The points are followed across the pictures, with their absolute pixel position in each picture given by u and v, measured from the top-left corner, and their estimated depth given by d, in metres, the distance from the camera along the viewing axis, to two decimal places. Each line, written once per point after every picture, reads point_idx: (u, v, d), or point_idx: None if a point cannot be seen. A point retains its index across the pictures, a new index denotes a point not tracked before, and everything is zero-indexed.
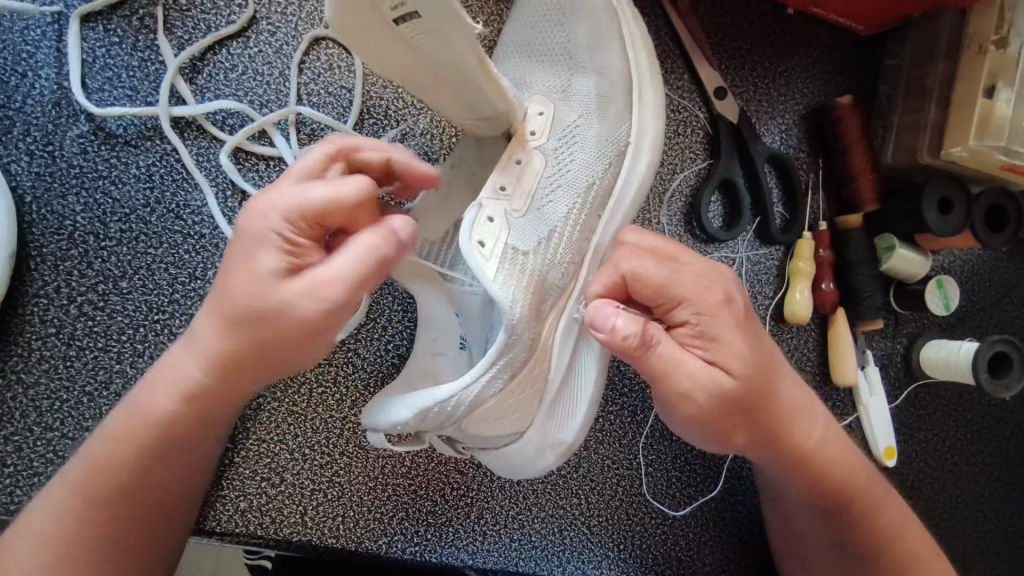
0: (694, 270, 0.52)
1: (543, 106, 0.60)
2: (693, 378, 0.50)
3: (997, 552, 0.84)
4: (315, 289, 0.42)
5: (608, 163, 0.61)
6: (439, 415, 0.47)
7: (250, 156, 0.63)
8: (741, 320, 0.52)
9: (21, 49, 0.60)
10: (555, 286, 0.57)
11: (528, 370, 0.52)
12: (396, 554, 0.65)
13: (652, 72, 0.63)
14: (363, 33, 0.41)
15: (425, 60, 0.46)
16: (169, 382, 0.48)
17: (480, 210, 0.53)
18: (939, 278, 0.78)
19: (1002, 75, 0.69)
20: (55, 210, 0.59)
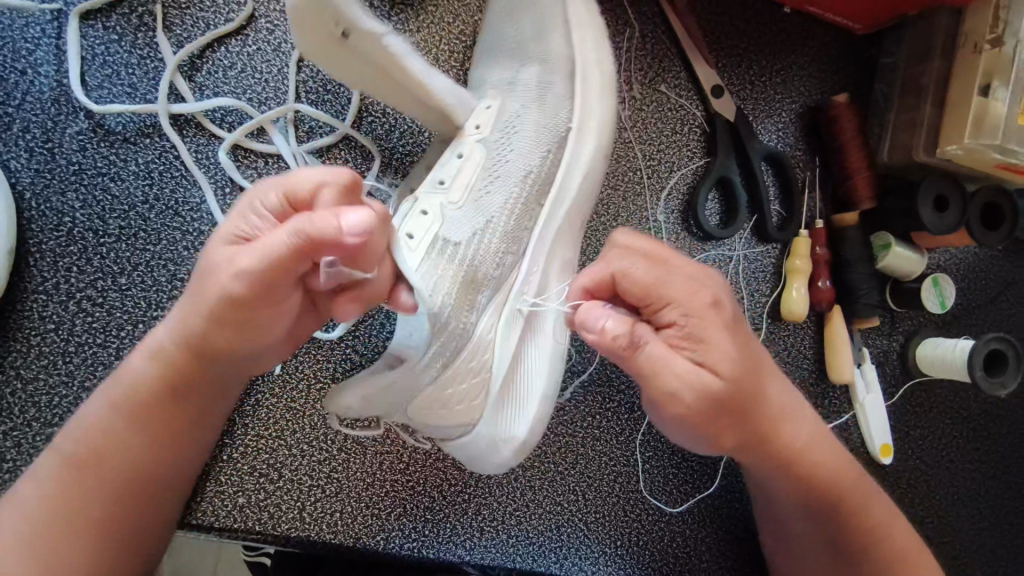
0: (686, 273, 0.52)
1: (490, 102, 0.63)
2: (683, 379, 0.49)
3: (993, 550, 0.84)
4: (240, 254, 0.42)
5: (549, 150, 0.62)
6: (383, 397, 0.50)
7: (248, 153, 0.63)
8: (730, 323, 0.51)
9: (20, 46, 0.60)
10: (489, 278, 0.57)
11: (468, 359, 0.54)
12: (394, 550, 0.65)
13: (601, 57, 0.64)
14: (322, 52, 0.52)
15: (365, 65, 0.53)
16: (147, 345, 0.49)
17: (414, 204, 0.55)
18: (935, 276, 0.79)
19: (998, 74, 0.69)
20: (54, 207, 0.59)
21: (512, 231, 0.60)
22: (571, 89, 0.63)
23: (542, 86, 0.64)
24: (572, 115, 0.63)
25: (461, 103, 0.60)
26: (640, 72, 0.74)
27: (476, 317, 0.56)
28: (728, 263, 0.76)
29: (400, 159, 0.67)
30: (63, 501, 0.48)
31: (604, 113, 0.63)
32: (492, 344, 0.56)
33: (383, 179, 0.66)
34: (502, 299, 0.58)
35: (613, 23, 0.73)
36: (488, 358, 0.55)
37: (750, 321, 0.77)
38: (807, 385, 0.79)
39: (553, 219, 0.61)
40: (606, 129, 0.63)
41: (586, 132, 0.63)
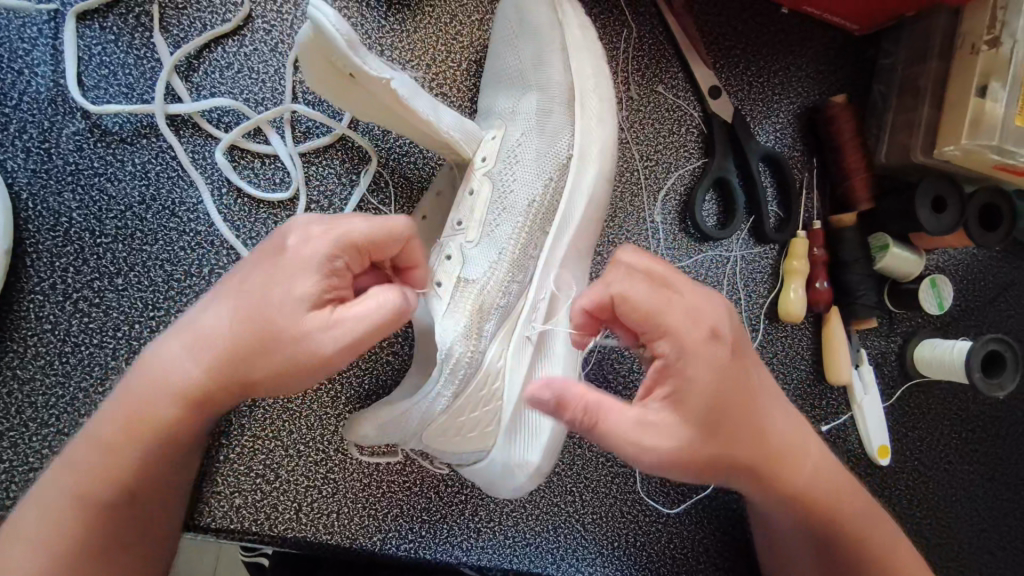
0: (689, 307, 0.50)
1: (495, 131, 0.63)
2: (638, 424, 0.47)
3: (991, 551, 0.84)
4: (339, 321, 0.45)
5: (551, 177, 0.62)
6: (395, 425, 0.53)
7: (245, 154, 0.64)
8: (719, 364, 0.49)
9: (16, 46, 0.60)
10: (496, 306, 0.57)
11: (479, 388, 0.53)
12: (391, 550, 0.65)
13: (598, 82, 0.65)
14: (322, 76, 0.51)
15: (367, 96, 0.53)
16: (165, 383, 0.48)
17: (440, 251, 0.59)
18: (932, 277, 0.78)
19: (995, 74, 0.69)
20: (51, 207, 0.59)
21: (521, 257, 0.59)
22: (571, 114, 0.63)
23: (541, 113, 0.63)
24: (572, 141, 0.63)
25: (466, 137, 0.60)
26: (637, 73, 0.74)
27: (485, 345, 0.55)
28: (725, 264, 0.76)
29: (396, 159, 0.67)
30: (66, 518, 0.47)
31: (605, 137, 0.64)
32: (502, 372, 0.55)
33: (380, 179, 0.66)
34: (511, 327, 0.58)
35: (611, 25, 0.73)
36: (497, 386, 0.54)
37: (748, 322, 0.77)
38: (805, 386, 0.79)
39: (557, 246, 0.61)
40: (607, 153, 0.64)
41: (588, 158, 0.63)
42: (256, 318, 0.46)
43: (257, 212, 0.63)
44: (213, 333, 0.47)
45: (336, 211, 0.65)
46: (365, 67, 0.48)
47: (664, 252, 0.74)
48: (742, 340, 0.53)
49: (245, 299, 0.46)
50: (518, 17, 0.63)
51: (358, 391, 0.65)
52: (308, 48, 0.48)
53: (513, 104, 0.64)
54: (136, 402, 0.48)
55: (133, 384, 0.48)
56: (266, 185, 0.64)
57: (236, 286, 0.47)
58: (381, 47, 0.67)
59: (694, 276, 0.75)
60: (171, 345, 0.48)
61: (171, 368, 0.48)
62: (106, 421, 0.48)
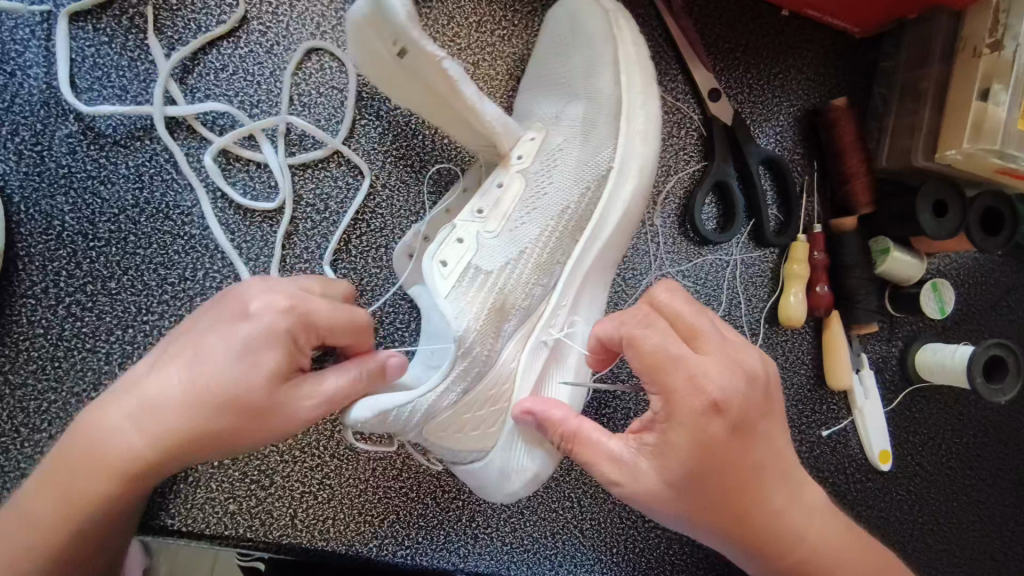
0: (696, 376, 0.47)
1: (537, 132, 0.62)
2: (610, 460, 0.51)
3: (992, 556, 0.84)
4: (310, 393, 0.47)
5: (586, 189, 0.61)
6: (397, 420, 0.50)
7: (238, 158, 0.63)
8: (706, 436, 0.48)
9: (8, 47, 0.59)
10: (518, 307, 0.57)
11: (489, 385, 0.54)
12: (387, 557, 0.65)
13: (645, 90, 0.62)
14: (381, 65, 0.54)
15: (423, 86, 0.55)
16: (102, 458, 0.44)
17: (451, 231, 0.57)
18: (935, 281, 0.78)
19: (998, 77, 0.68)
20: (43, 210, 0.59)
21: (546, 261, 0.59)
22: (615, 129, 0.61)
23: (586, 118, 0.62)
24: (613, 153, 0.61)
25: (507, 131, 0.60)
26: None
27: (503, 344, 0.56)
28: (725, 268, 0.76)
29: (393, 162, 0.66)
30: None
31: (648, 153, 0.62)
32: (513, 373, 0.57)
33: (377, 182, 0.66)
34: (528, 330, 0.58)
35: None
36: (506, 387, 0.56)
37: (748, 326, 0.76)
38: (805, 390, 0.78)
39: (586, 256, 0.61)
40: (646, 171, 0.62)
41: (627, 173, 0.61)
42: (222, 390, 0.44)
43: (252, 215, 0.63)
44: (162, 403, 0.44)
45: (332, 214, 0.64)
46: (421, 43, 0.50)
47: (664, 256, 0.74)
48: (757, 415, 0.49)
49: (196, 368, 0.44)
50: (571, 26, 0.63)
51: None
52: (366, 20, 0.50)
53: (558, 112, 0.64)
54: (79, 480, 0.44)
55: (68, 461, 0.44)
56: (260, 189, 0.63)
57: (187, 352, 0.45)
58: None
59: (693, 280, 0.75)
60: (109, 416, 0.44)
61: (107, 441, 0.44)
62: (46, 503, 0.44)
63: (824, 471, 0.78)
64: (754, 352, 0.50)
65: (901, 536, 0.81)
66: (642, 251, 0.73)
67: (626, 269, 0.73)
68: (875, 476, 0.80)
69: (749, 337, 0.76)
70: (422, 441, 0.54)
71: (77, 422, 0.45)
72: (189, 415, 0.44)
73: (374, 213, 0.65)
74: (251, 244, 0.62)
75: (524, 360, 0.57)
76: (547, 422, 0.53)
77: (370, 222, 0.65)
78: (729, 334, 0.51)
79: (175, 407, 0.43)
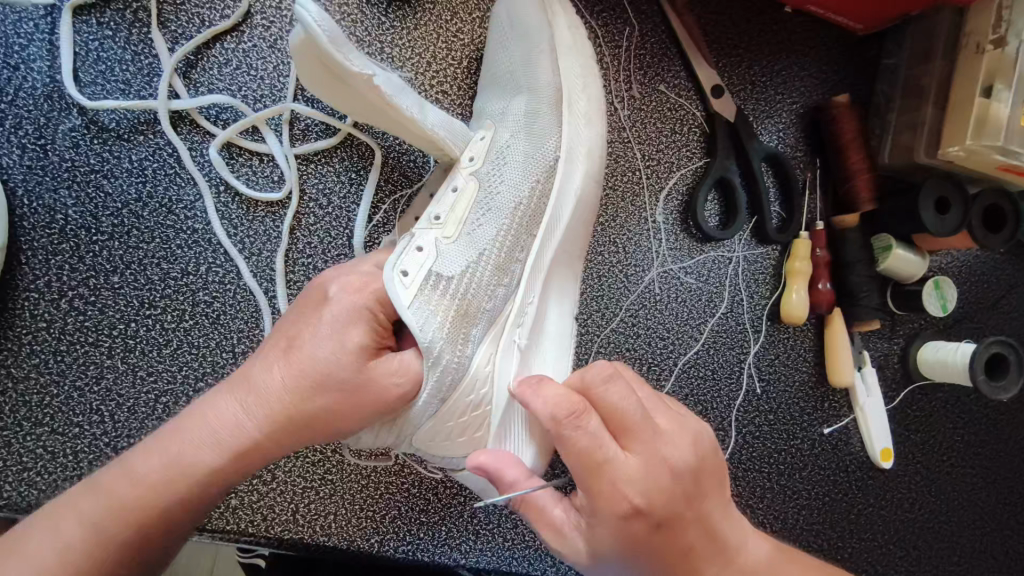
0: (621, 481, 0.44)
1: (486, 131, 0.62)
2: (552, 528, 0.48)
3: (993, 555, 0.84)
4: (364, 354, 0.49)
5: (538, 182, 0.60)
6: (389, 429, 0.52)
7: (241, 152, 0.63)
8: (630, 526, 0.45)
9: (12, 41, 0.59)
10: (485, 311, 0.55)
11: (466, 394, 0.51)
12: (389, 553, 0.65)
13: (585, 82, 0.64)
14: (322, 85, 0.53)
15: (366, 104, 0.54)
16: (194, 426, 0.47)
17: (410, 241, 0.55)
18: (937, 279, 0.78)
19: (1000, 75, 0.68)
20: (46, 204, 0.59)
21: (505, 261, 0.58)
22: (559, 118, 0.62)
23: (530, 114, 0.62)
24: (559, 140, 0.62)
25: (453, 135, 0.60)
26: (638, 72, 0.73)
27: (471, 350, 0.53)
28: (727, 265, 0.76)
29: (396, 157, 0.66)
30: (85, 552, 0.43)
31: (592, 138, 0.64)
32: (491, 376, 0.52)
33: (381, 178, 0.66)
34: (497, 332, 0.55)
35: (612, 24, 0.72)
36: (485, 392, 0.51)
37: (749, 324, 0.76)
38: (807, 388, 0.78)
39: (544, 252, 0.60)
40: (594, 155, 0.64)
41: (574, 160, 0.62)
42: (307, 357, 0.48)
43: (255, 210, 0.63)
44: (259, 380, 0.48)
45: (336, 209, 0.65)
46: (347, 63, 0.49)
47: (667, 253, 0.74)
48: (685, 502, 0.46)
49: (285, 352, 0.49)
50: (510, 20, 0.63)
51: None
52: (300, 49, 0.49)
53: (503, 106, 0.63)
54: (179, 442, 0.46)
55: (171, 427, 0.47)
56: (263, 183, 0.63)
57: (282, 342, 0.50)
58: (380, 45, 0.66)
59: (696, 276, 0.75)
60: (223, 394, 0.48)
61: (206, 416, 0.47)
62: (149, 457, 0.46)
63: (825, 468, 0.79)
64: (686, 438, 0.47)
65: (901, 534, 0.81)
66: (644, 248, 0.73)
67: (627, 266, 0.73)
68: (877, 474, 0.81)
69: (751, 334, 0.76)
70: (417, 450, 0.54)
71: (192, 406, 0.49)
72: (289, 389, 0.48)
73: (378, 210, 0.66)
74: (254, 239, 0.63)
75: (496, 360, 0.53)
76: (499, 483, 0.48)
77: (373, 219, 0.65)
78: (663, 423, 0.47)
79: (269, 378, 0.48)
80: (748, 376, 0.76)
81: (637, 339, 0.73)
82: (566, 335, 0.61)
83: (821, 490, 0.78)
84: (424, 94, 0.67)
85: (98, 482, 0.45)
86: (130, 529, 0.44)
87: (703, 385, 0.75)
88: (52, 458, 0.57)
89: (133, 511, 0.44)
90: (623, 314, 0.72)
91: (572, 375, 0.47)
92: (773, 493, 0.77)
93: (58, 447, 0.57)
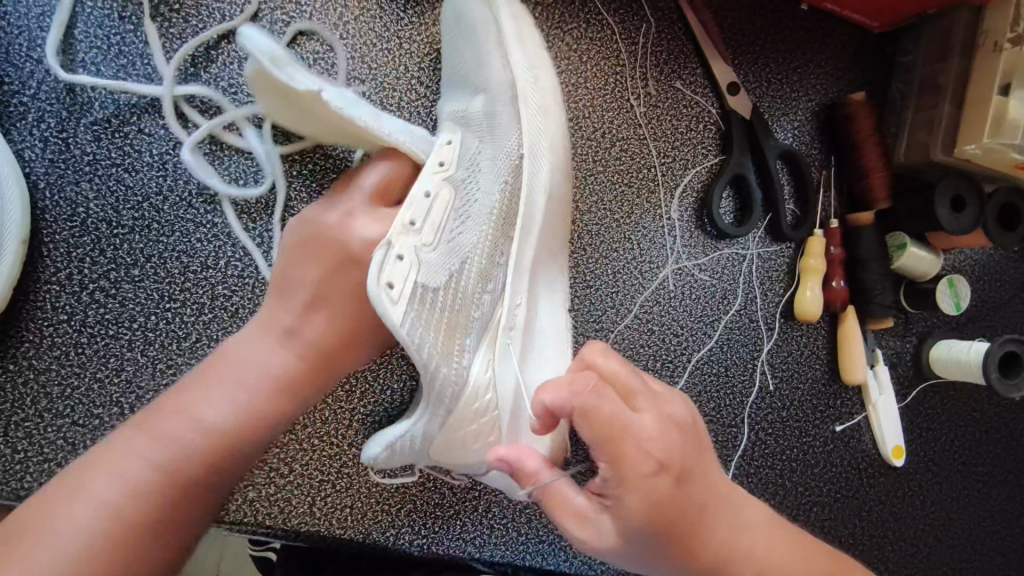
0: (643, 441, 0.44)
1: (451, 135, 0.59)
2: (577, 516, 0.47)
3: (1002, 553, 0.85)
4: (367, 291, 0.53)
5: (506, 186, 0.59)
6: (405, 448, 0.53)
7: (224, 144, 0.63)
8: (657, 493, 0.44)
9: (34, 35, 0.59)
10: (474, 319, 0.55)
11: (472, 403, 0.51)
12: (403, 546, 0.65)
13: (536, 67, 0.63)
14: (289, 112, 0.54)
15: (327, 124, 0.54)
16: (230, 363, 0.49)
17: (388, 249, 0.51)
18: (952, 277, 0.78)
19: (1017, 73, 0.69)
20: (67, 197, 0.59)
21: (488, 266, 0.57)
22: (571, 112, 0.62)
23: (490, 113, 0.61)
24: (521, 138, 0.61)
25: (416, 141, 0.57)
26: (655, 69, 0.73)
27: (468, 360, 0.53)
28: (742, 262, 0.76)
29: None
30: (158, 485, 0.44)
31: (553, 131, 0.62)
32: (491, 383, 0.52)
33: None
34: (490, 338, 0.55)
35: (629, 20, 0.72)
36: (490, 398, 0.51)
37: (763, 321, 0.77)
38: (819, 386, 0.78)
39: (525, 249, 0.59)
40: (558, 147, 0.62)
41: (539, 154, 0.61)
42: (313, 293, 0.52)
43: (272, 204, 0.63)
44: (279, 320, 0.51)
45: None
46: (289, 82, 0.50)
47: (681, 251, 0.74)
48: (696, 456, 0.47)
49: (296, 292, 0.52)
50: (456, 18, 0.63)
51: (370, 388, 0.65)
52: (255, 79, 0.51)
53: (463, 107, 0.61)
54: (221, 380, 0.48)
55: (204, 372, 0.49)
56: (240, 181, 0.63)
57: (289, 283, 0.52)
58: (399, 40, 0.66)
59: (710, 273, 0.75)
60: (246, 336, 0.51)
61: (238, 355, 0.49)
62: (197, 395, 0.47)
63: (837, 465, 0.79)
64: (679, 398, 0.48)
65: (912, 531, 0.81)
66: (658, 244, 0.73)
67: (642, 261, 0.73)
68: (889, 472, 0.81)
69: (765, 332, 0.76)
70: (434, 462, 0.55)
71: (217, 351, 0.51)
72: (304, 321, 0.51)
73: None
74: (273, 235, 0.63)
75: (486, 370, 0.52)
76: (522, 475, 0.48)
77: None
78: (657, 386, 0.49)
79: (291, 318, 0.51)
80: (761, 373, 0.76)
81: (651, 336, 0.73)
82: (561, 325, 0.62)
83: (832, 487, 0.79)
84: (442, 91, 0.67)
85: (147, 427, 0.45)
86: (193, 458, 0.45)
87: (716, 382, 0.75)
88: (74, 449, 0.57)
89: (191, 442, 0.45)
90: (637, 310, 0.72)
91: (574, 362, 0.47)
92: (785, 490, 0.77)
93: (79, 438, 0.58)
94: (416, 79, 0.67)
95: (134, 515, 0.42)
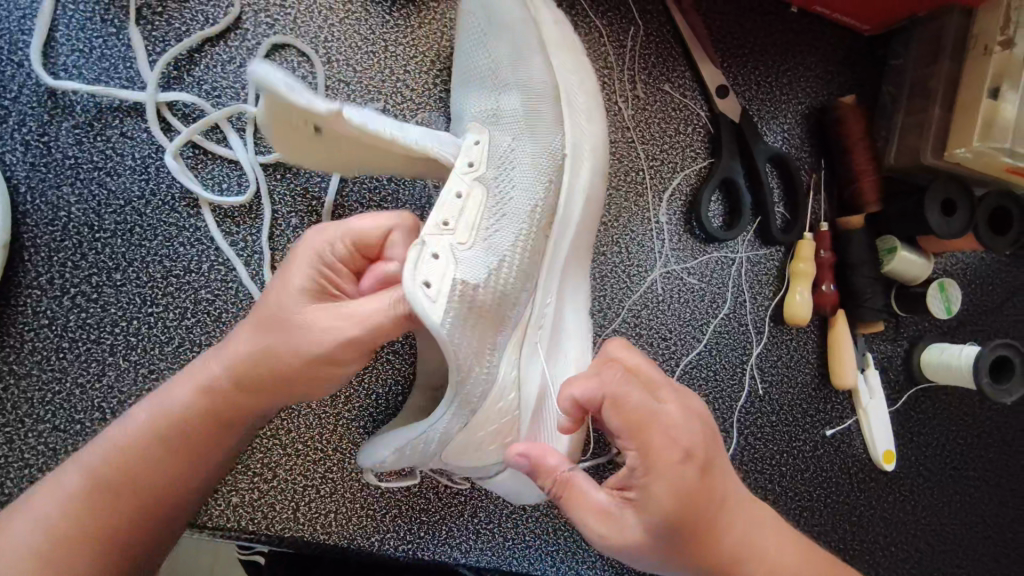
0: (672, 429, 0.45)
1: (479, 136, 0.59)
2: (599, 513, 0.47)
3: (995, 558, 0.84)
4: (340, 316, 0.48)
5: (552, 182, 0.59)
6: (416, 450, 0.50)
7: (207, 152, 0.62)
8: (685, 483, 0.44)
9: (16, 38, 0.59)
10: (508, 318, 0.54)
11: (496, 402, 0.52)
12: (388, 552, 0.65)
13: (578, 75, 0.64)
14: (304, 138, 0.49)
15: (347, 145, 0.51)
16: (181, 384, 0.50)
17: (423, 247, 0.50)
18: (942, 281, 0.77)
19: (1008, 76, 0.68)
20: (49, 201, 0.59)
21: (526, 265, 0.56)
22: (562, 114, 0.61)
23: (528, 112, 0.60)
24: (561, 139, 0.61)
25: (443, 144, 0.56)
26: (643, 72, 0.73)
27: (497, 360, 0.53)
28: (731, 266, 0.75)
29: None
30: (86, 502, 0.46)
31: (593, 135, 0.63)
32: (515, 382, 0.53)
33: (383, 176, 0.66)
34: (520, 338, 0.56)
35: (617, 23, 0.72)
36: (513, 398, 0.53)
37: (752, 325, 0.76)
38: (809, 390, 0.78)
39: (561, 249, 0.60)
40: (597, 150, 0.63)
41: (580, 157, 0.62)
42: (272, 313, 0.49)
43: (256, 208, 0.63)
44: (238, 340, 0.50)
45: (338, 208, 0.65)
46: (312, 105, 0.44)
47: (670, 254, 0.73)
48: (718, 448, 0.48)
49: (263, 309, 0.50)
50: (486, 17, 0.62)
51: (355, 392, 0.64)
52: (268, 109, 0.45)
53: (493, 106, 0.61)
54: (165, 400, 0.49)
55: (161, 388, 0.51)
56: (222, 188, 0.62)
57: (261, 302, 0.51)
58: (384, 43, 0.66)
59: (699, 277, 0.74)
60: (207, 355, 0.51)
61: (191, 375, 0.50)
62: (142, 415, 0.49)
63: (827, 470, 0.79)
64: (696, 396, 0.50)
65: (903, 536, 0.81)
66: (647, 248, 0.73)
67: (630, 265, 0.72)
68: (879, 476, 0.80)
69: (754, 336, 0.76)
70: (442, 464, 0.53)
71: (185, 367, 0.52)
72: (255, 346, 0.49)
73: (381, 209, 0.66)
74: (256, 238, 0.63)
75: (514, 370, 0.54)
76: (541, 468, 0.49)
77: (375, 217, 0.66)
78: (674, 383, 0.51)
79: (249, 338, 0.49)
80: (750, 377, 0.76)
81: (639, 339, 0.72)
82: (582, 326, 0.62)
83: (822, 492, 0.78)
84: (428, 93, 0.67)
85: (98, 440, 0.49)
86: (122, 477, 0.47)
87: (704, 387, 0.74)
88: (55, 455, 0.57)
89: (122, 462, 0.47)
90: (625, 314, 0.72)
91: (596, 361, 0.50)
92: (775, 495, 0.77)
93: (60, 444, 0.57)
94: (402, 82, 0.66)
95: (63, 529, 0.45)
